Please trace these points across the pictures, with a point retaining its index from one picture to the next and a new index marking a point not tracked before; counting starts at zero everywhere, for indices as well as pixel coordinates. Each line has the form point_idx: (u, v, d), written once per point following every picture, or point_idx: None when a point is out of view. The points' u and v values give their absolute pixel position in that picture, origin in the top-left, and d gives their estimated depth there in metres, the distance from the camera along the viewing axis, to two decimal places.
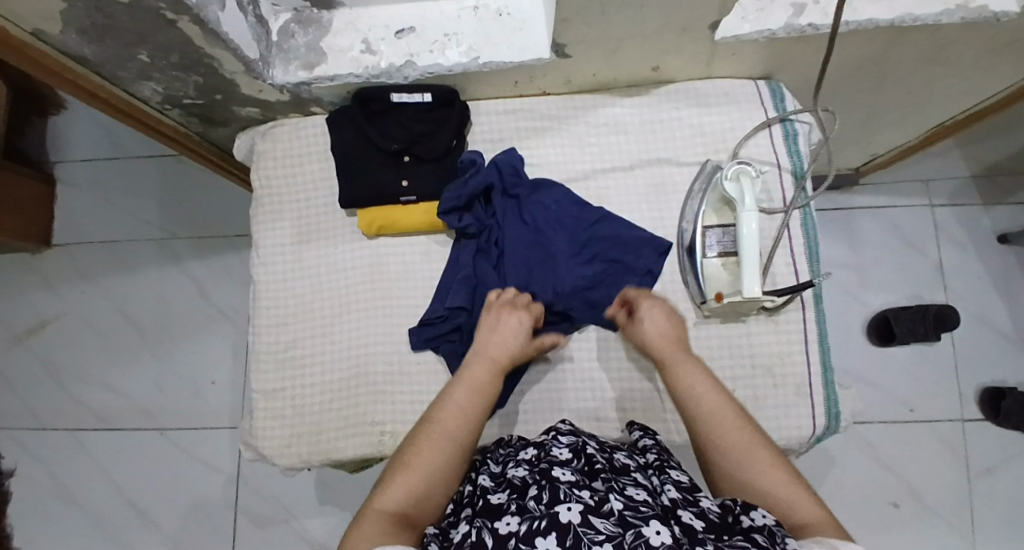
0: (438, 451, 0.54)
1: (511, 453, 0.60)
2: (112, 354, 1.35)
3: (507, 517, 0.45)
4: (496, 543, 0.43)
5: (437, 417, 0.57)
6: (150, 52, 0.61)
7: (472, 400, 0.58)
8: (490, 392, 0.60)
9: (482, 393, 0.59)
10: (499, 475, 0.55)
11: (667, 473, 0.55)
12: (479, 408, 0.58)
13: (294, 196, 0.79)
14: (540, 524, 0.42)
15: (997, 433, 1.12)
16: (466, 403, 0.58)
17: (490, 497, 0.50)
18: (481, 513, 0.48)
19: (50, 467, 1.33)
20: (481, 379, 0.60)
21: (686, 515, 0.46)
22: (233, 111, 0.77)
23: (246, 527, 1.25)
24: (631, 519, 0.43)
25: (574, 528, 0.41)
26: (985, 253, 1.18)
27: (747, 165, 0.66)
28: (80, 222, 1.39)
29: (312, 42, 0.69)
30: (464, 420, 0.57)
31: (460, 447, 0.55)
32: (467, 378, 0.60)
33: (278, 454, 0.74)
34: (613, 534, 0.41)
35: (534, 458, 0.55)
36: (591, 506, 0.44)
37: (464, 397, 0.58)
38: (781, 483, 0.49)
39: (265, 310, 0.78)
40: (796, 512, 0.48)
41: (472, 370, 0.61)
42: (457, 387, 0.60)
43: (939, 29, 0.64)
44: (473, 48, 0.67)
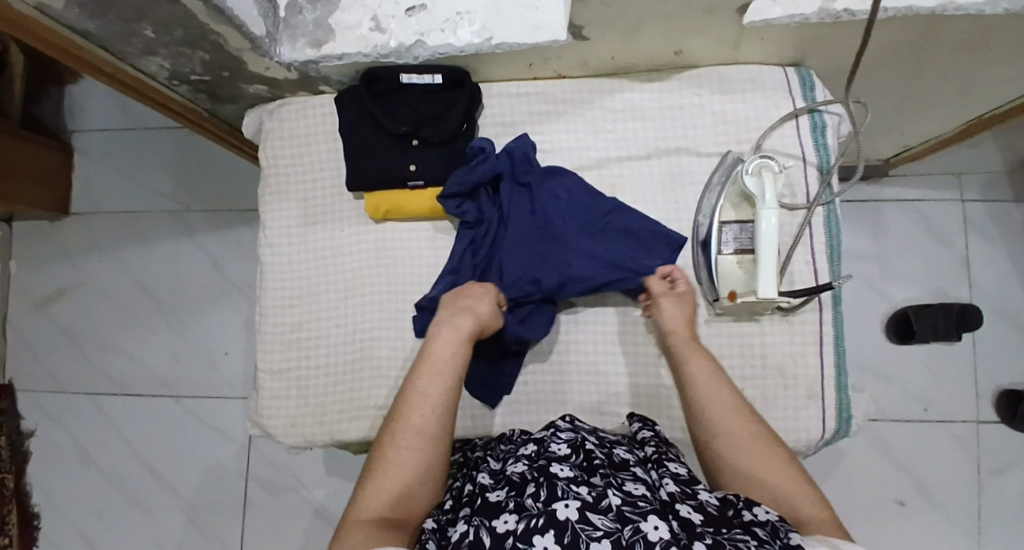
0: (410, 449, 0.54)
1: (511, 449, 0.59)
2: (129, 323, 1.37)
3: (505, 515, 0.45)
4: (494, 543, 0.42)
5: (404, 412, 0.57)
6: (154, 27, 0.59)
7: (434, 388, 0.58)
8: (454, 373, 0.59)
9: (444, 378, 0.58)
10: (499, 472, 0.55)
11: (666, 466, 0.55)
12: (441, 393, 0.57)
13: (301, 176, 0.78)
14: (539, 522, 0.42)
15: (1015, 437, 1.09)
16: (430, 392, 0.57)
17: (489, 495, 0.49)
18: (479, 512, 0.47)
19: (71, 430, 1.37)
20: (440, 359, 0.60)
21: (684, 509, 0.47)
22: (241, 87, 0.76)
23: (256, 495, 1.29)
24: (629, 514, 0.43)
25: (572, 525, 0.41)
26: (1017, 251, 1.13)
27: (769, 159, 0.63)
28: (97, 192, 1.40)
29: (320, 18, 0.66)
30: (431, 410, 0.56)
31: (430, 440, 0.55)
32: (428, 365, 0.60)
33: (284, 433, 0.75)
34: (611, 529, 0.41)
35: (533, 453, 0.54)
36: (588, 502, 0.43)
37: (427, 386, 0.58)
38: (786, 481, 0.54)
39: (270, 291, 0.78)
40: (797, 505, 0.53)
41: (433, 356, 0.60)
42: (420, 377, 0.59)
43: (985, 18, 0.59)
44: (486, 28, 0.64)
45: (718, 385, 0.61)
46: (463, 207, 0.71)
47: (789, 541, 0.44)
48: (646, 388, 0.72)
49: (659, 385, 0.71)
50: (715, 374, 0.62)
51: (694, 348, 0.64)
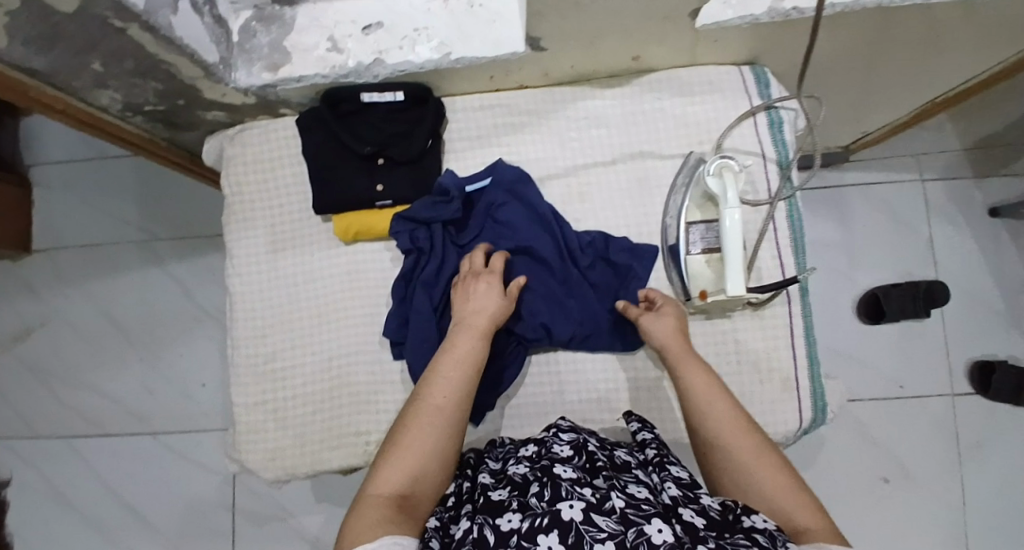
0: (430, 431, 0.54)
1: (510, 451, 0.59)
2: (100, 359, 1.33)
3: (509, 514, 0.45)
4: (498, 541, 0.43)
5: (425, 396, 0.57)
6: (103, 60, 0.58)
7: (456, 374, 0.58)
8: (475, 362, 0.60)
9: (466, 366, 0.59)
10: (500, 472, 0.55)
11: (667, 469, 0.54)
12: (463, 381, 0.58)
13: (266, 203, 0.76)
14: (542, 522, 0.42)
15: (988, 408, 1.13)
16: (453, 378, 0.58)
17: (491, 494, 0.49)
18: (482, 509, 0.47)
19: (44, 474, 1.32)
20: (462, 349, 0.60)
21: (687, 513, 0.46)
22: (198, 115, 0.74)
23: (243, 526, 1.26)
24: (632, 516, 0.42)
25: (577, 527, 0.41)
26: (976, 228, 1.17)
27: (730, 159, 0.65)
28: (58, 226, 1.35)
29: (275, 42, 0.65)
30: (453, 396, 0.57)
31: (449, 426, 0.55)
32: (451, 352, 0.60)
33: (264, 467, 0.74)
34: (615, 532, 0.40)
35: (534, 454, 0.55)
36: (592, 503, 0.43)
37: (449, 372, 0.58)
38: (786, 490, 0.50)
39: (243, 319, 0.76)
40: (796, 516, 0.48)
41: (456, 344, 0.61)
42: (441, 363, 0.59)
43: (929, 9, 0.61)
44: (445, 44, 0.64)
45: (717, 390, 0.58)
46: (416, 236, 0.71)
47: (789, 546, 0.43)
48: (627, 392, 0.72)
49: (638, 388, 0.72)
50: (712, 380, 0.59)
51: (688, 357, 0.62)
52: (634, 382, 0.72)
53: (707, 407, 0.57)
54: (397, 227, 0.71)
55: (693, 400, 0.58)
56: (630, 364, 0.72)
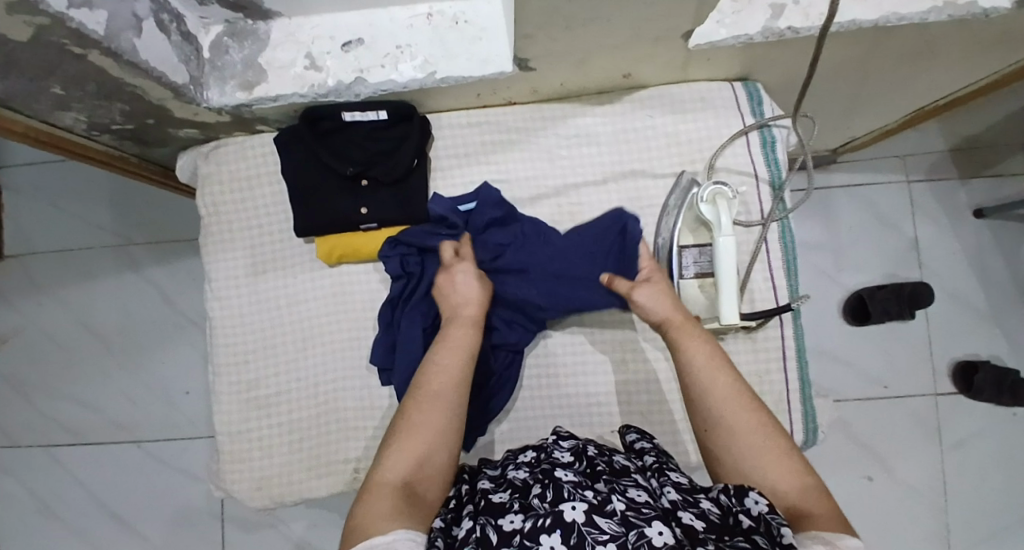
0: (429, 417, 0.52)
1: (508, 458, 0.57)
2: (79, 368, 1.29)
3: (511, 515, 0.44)
4: (500, 541, 0.42)
5: (423, 382, 0.55)
6: (63, 84, 0.54)
7: (453, 357, 0.56)
8: (472, 348, 0.58)
9: (462, 350, 0.57)
10: (498, 478, 0.53)
11: (667, 475, 0.52)
12: (461, 364, 0.56)
13: (245, 224, 0.73)
14: (545, 522, 0.41)
15: (969, 408, 1.15)
16: (449, 362, 0.56)
17: (491, 496, 0.48)
18: (484, 511, 0.46)
19: (25, 485, 1.29)
20: (459, 337, 0.58)
21: (686, 517, 0.44)
22: (169, 132, 0.71)
23: (233, 533, 1.24)
24: (633, 519, 0.41)
25: (579, 527, 0.40)
26: (961, 230, 1.18)
27: (724, 186, 0.64)
28: (29, 231, 1.30)
29: (248, 59, 0.62)
30: (451, 379, 0.54)
31: (448, 410, 0.53)
32: (444, 339, 0.58)
33: (250, 496, 0.72)
34: (617, 534, 0.39)
35: (534, 461, 0.53)
36: (595, 505, 0.42)
37: (446, 357, 0.56)
38: (790, 474, 0.48)
39: (223, 345, 0.74)
40: (802, 502, 0.47)
41: (450, 331, 0.59)
42: (438, 348, 0.57)
43: (926, 28, 0.60)
44: (429, 62, 0.61)
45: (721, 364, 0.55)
46: (407, 262, 0.69)
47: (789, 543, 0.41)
48: (619, 413, 0.71)
49: (631, 409, 0.71)
50: (712, 353, 0.55)
51: (688, 329, 0.58)
52: (627, 403, 0.71)
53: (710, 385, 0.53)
54: (388, 251, 0.69)
55: (693, 377, 0.55)
56: (622, 386, 0.71)
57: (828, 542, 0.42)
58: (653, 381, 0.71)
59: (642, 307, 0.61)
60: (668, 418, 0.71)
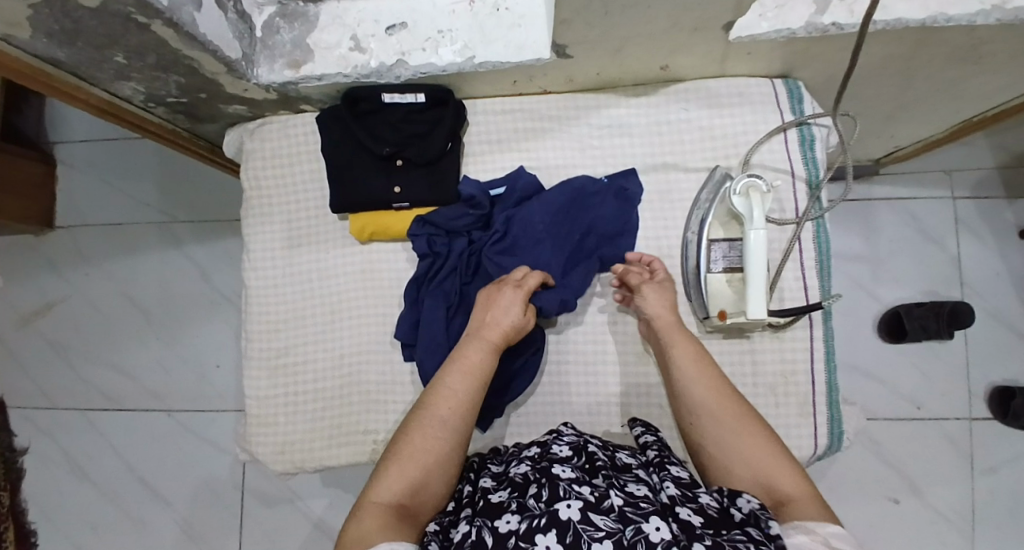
0: (432, 443, 0.54)
1: (514, 452, 0.59)
2: (119, 336, 1.36)
3: (507, 515, 0.45)
4: (496, 543, 0.43)
5: (431, 404, 0.57)
6: (126, 54, 0.58)
7: (463, 384, 0.58)
8: (483, 373, 0.59)
9: (475, 376, 0.59)
10: (501, 475, 0.55)
11: (667, 469, 0.53)
12: (470, 391, 0.58)
13: (283, 198, 0.76)
14: (540, 522, 0.42)
15: (1008, 434, 1.10)
16: (458, 387, 0.58)
17: (491, 496, 0.49)
18: (482, 512, 0.47)
19: (63, 444, 1.36)
20: (473, 361, 0.59)
21: (684, 511, 0.46)
22: (219, 108, 0.74)
23: (252, 505, 1.28)
24: (631, 515, 0.43)
25: (574, 526, 0.41)
26: (1007, 248, 1.13)
27: (757, 178, 0.63)
28: (82, 204, 1.37)
29: (297, 39, 0.65)
30: (457, 405, 0.57)
31: (450, 437, 0.55)
32: (460, 361, 0.59)
33: (273, 459, 0.74)
34: (613, 530, 0.41)
35: (535, 455, 0.54)
36: (590, 503, 0.43)
37: (457, 381, 0.58)
38: (769, 460, 0.52)
39: (255, 314, 0.77)
40: (783, 486, 0.50)
41: (465, 353, 0.60)
42: (449, 372, 0.59)
43: (976, 29, 0.58)
44: (468, 47, 0.63)
45: (706, 363, 0.59)
46: (434, 242, 0.71)
47: (773, 534, 0.44)
48: (638, 406, 0.71)
49: (650, 402, 0.71)
50: (698, 357, 0.60)
51: (677, 332, 0.62)
52: (646, 397, 0.71)
53: (693, 384, 0.58)
54: (416, 230, 0.71)
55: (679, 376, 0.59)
56: (643, 378, 0.71)
57: (809, 531, 0.45)
58: None
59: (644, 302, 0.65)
60: None
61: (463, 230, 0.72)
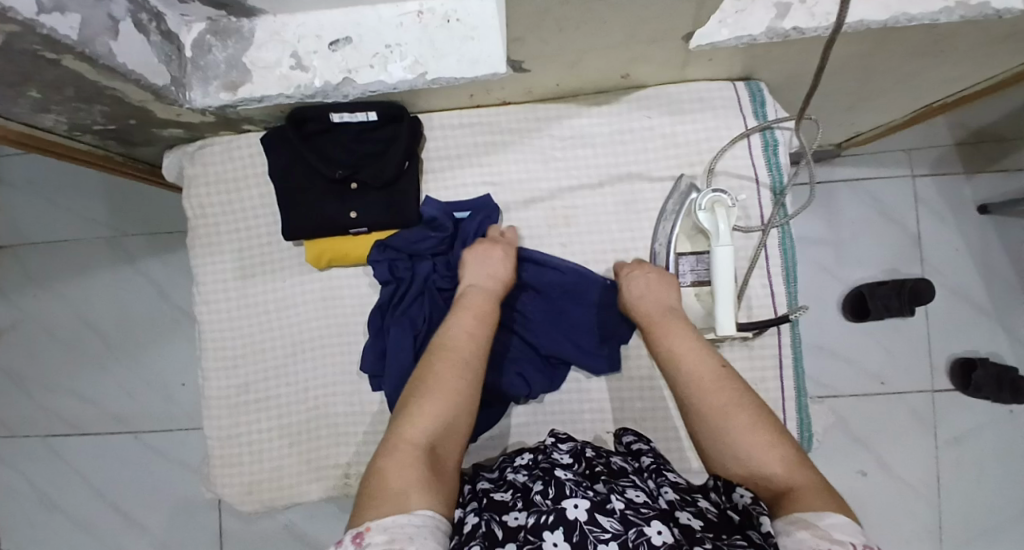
0: (457, 381, 0.52)
1: (506, 460, 0.57)
2: (75, 360, 1.29)
3: (515, 512, 0.44)
4: (506, 536, 0.42)
5: (446, 347, 0.55)
6: (40, 89, 0.52)
7: (477, 327, 0.57)
8: (492, 318, 0.59)
9: (485, 320, 0.58)
10: (498, 479, 0.53)
11: (663, 475, 0.52)
12: (484, 334, 0.57)
13: (232, 228, 0.72)
14: (548, 519, 0.41)
15: (967, 405, 1.14)
16: (471, 329, 0.57)
17: (494, 495, 0.48)
18: (488, 507, 0.46)
19: (26, 475, 1.30)
20: (482, 307, 0.59)
21: (683, 515, 0.45)
22: (154, 133, 0.69)
23: (232, 522, 1.25)
24: (632, 518, 0.41)
25: (581, 526, 0.40)
26: (964, 225, 1.16)
27: (723, 194, 0.62)
28: (22, 223, 1.29)
29: (232, 58, 0.59)
30: (477, 348, 0.56)
31: (474, 380, 0.53)
32: (467, 307, 0.59)
33: (241, 500, 0.72)
34: (618, 532, 0.40)
35: (532, 462, 0.53)
36: (596, 504, 0.42)
37: (470, 324, 0.57)
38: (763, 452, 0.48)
39: (212, 349, 0.73)
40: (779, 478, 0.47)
41: (473, 300, 0.60)
42: (459, 316, 0.58)
43: (936, 27, 0.57)
44: (419, 62, 0.59)
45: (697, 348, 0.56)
46: (396, 267, 0.68)
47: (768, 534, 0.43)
48: (613, 420, 0.71)
49: (624, 416, 0.70)
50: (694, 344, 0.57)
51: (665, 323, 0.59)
52: (620, 410, 0.71)
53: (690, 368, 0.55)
54: (377, 256, 0.68)
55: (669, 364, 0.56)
56: (616, 391, 0.70)
57: (808, 525, 0.42)
58: (647, 387, 0.70)
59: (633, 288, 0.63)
60: (662, 424, 0.70)
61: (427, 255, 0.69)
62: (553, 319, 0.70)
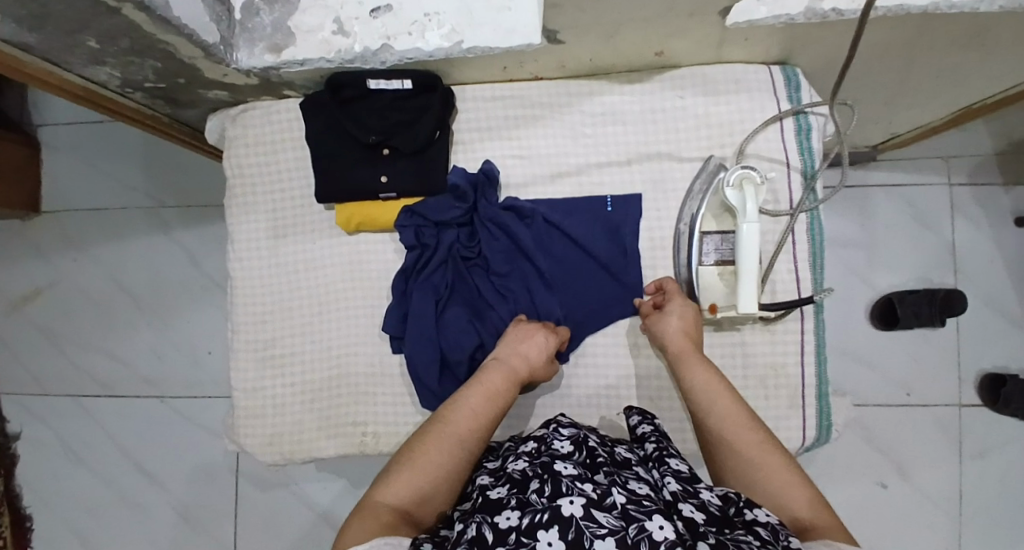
0: (445, 456, 0.52)
1: (511, 449, 0.57)
2: (109, 321, 1.34)
3: (507, 512, 0.42)
4: (495, 540, 0.40)
5: (447, 418, 0.55)
6: (98, 38, 0.55)
7: (485, 406, 0.57)
8: (502, 402, 0.59)
9: (493, 401, 0.58)
10: (498, 471, 0.52)
11: (667, 464, 0.51)
12: (489, 414, 0.57)
13: (268, 187, 0.74)
14: (542, 517, 0.39)
15: (996, 420, 1.10)
16: (479, 408, 0.57)
17: (489, 494, 0.46)
18: (480, 508, 0.44)
19: (56, 430, 1.35)
20: (496, 387, 0.59)
21: (687, 508, 0.43)
22: (199, 93, 0.72)
23: (247, 489, 1.28)
24: (633, 513, 0.39)
25: (577, 522, 0.38)
26: (1001, 235, 1.12)
27: (751, 170, 0.63)
28: (68, 188, 1.35)
29: (278, 22, 0.62)
30: (475, 426, 0.55)
31: (466, 455, 0.53)
32: (482, 384, 0.59)
33: (262, 451, 0.74)
34: (616, 528, 0.37)
35: (534, 451, 0.52)
36: (593, 499, 0.40)
37: (478, 401, 0.57)
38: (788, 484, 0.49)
39: (242, 309, 0.75)
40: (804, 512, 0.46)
41: (490, 378, 0.60)
42: (472, 392, 0.58)
43: (979, 16, 0.56)
44: (456, 31, 0.60)
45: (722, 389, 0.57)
46: (422, 233, 0.70)
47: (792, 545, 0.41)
48: (628, 398, 0.71)
49: (639, 395, 0.71)
50: (717, 385, 0.58)
51: (691, 357, 0.61)
52: (636, 388, 0.71)
53: (712, 410, 0.56)
54: (404, 221, 0.69)
55: (699, 400, 0.58)
56: (632, 370, 0.71)
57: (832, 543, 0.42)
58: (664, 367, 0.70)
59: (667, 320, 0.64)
60: (677, 406, 0.70)
61: (451, 223, 0.71)
62: (569, 299, 0.71)
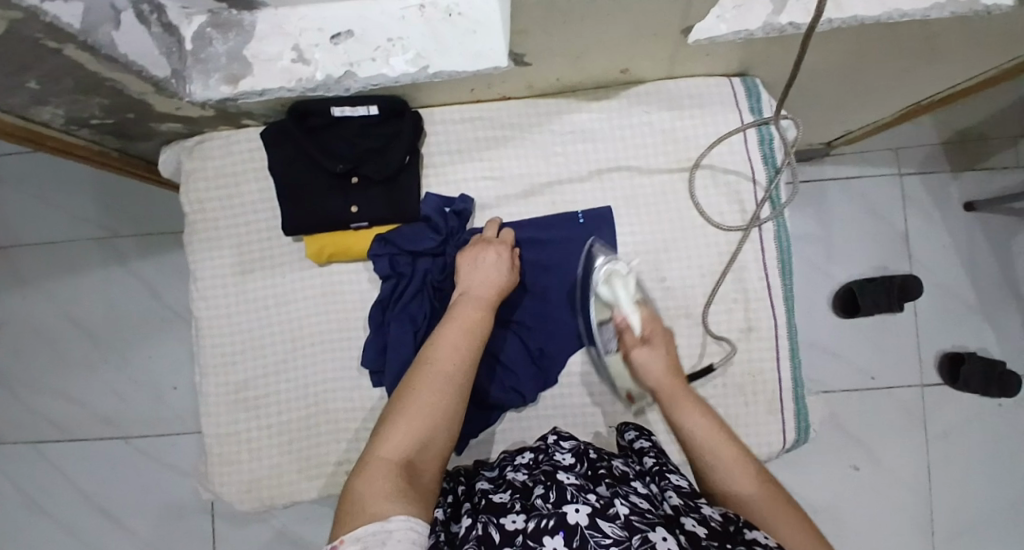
0: (438, 395, 0.51)
1: (507, 460, 0.57)
2: (63, 362, 1.27)
3: (513, 515, 0.42)
4: (503, 540, 0.39)
5: (431, 359, 0.54)
6: (40, 79, 0.52)
7: (464, 338, 0.56)
8: (481, 329, 0.58)
9: (473, 330, 0.57)
10: (498, 479, 0.52)
11: (667, 478, 0.51)
12: (470, 345, 0.56)
13: (232, 223, 0.71)
14: (548, 523, 0.38)
15: (956, 399, 1.16)
16: (459, 343, 0.56)
17: (492, 497, 0.46)
18: (484, 511, 0.44)
19: (12, 480, 1.27)
20: (471, 317, 0.58)
21: (688, 523, 0.43)
22: (152, 127, 0.69)
23: (224, 527, 1.23)
24: (638, 523, 0.38)
25: (582, 530, 0.37)
26: (951, 222, 1.18)
27: (615, 264, 0.65)
28: (10, 223, 1.26)
29: (233, 50, 0.58)
30: (462, 361, 0.54)
31: (461, 389, 0.52)
32: (458, 315, 0.58)
33: (240, 498, 0.71)
34: (620, 539, 0.36)
35: (534, 464, 0.52)
36: (598, 508, 0.39)
37: (457, 335, 0.56)
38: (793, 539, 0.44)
39: (211, 349, 0.72)
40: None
41: (463, 309, 0.59)
42: (451, 325, 0.57)
43: (928, 24, 0.57)
44: (422, 56, 0.58)
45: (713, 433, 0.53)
46: (397, 262, 0.69)
47: None
48: (613, 413, 0.71)
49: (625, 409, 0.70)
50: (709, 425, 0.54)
51: (680, 397, 0.57)
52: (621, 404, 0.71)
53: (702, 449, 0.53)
54: (378, 250, 0.68)
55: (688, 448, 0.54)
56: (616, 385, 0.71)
57: None
58: None
59: (643, 368, 0.61)
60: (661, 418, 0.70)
61: (426, 254, 0.69)
62: (549, 318, 0.71)
